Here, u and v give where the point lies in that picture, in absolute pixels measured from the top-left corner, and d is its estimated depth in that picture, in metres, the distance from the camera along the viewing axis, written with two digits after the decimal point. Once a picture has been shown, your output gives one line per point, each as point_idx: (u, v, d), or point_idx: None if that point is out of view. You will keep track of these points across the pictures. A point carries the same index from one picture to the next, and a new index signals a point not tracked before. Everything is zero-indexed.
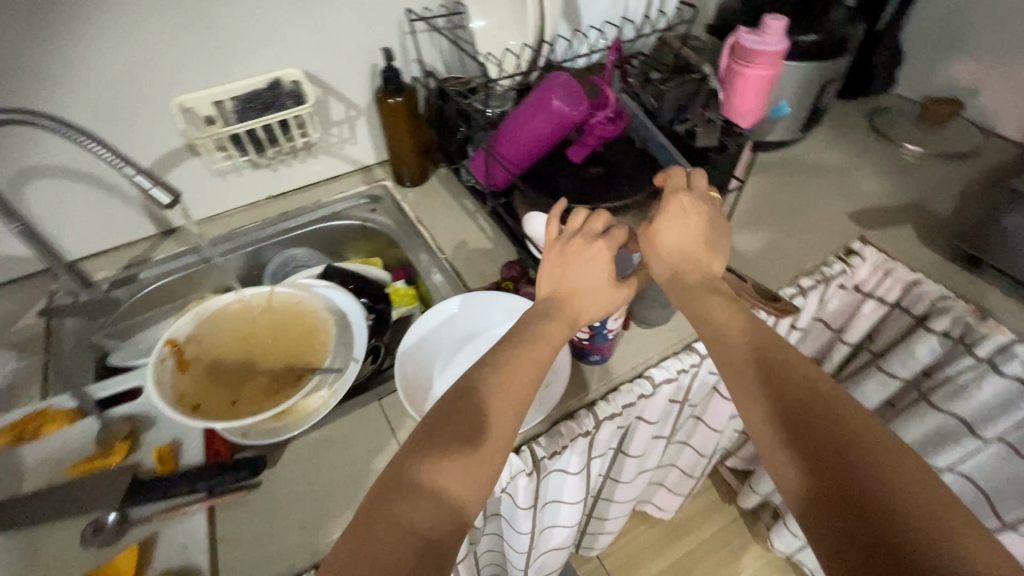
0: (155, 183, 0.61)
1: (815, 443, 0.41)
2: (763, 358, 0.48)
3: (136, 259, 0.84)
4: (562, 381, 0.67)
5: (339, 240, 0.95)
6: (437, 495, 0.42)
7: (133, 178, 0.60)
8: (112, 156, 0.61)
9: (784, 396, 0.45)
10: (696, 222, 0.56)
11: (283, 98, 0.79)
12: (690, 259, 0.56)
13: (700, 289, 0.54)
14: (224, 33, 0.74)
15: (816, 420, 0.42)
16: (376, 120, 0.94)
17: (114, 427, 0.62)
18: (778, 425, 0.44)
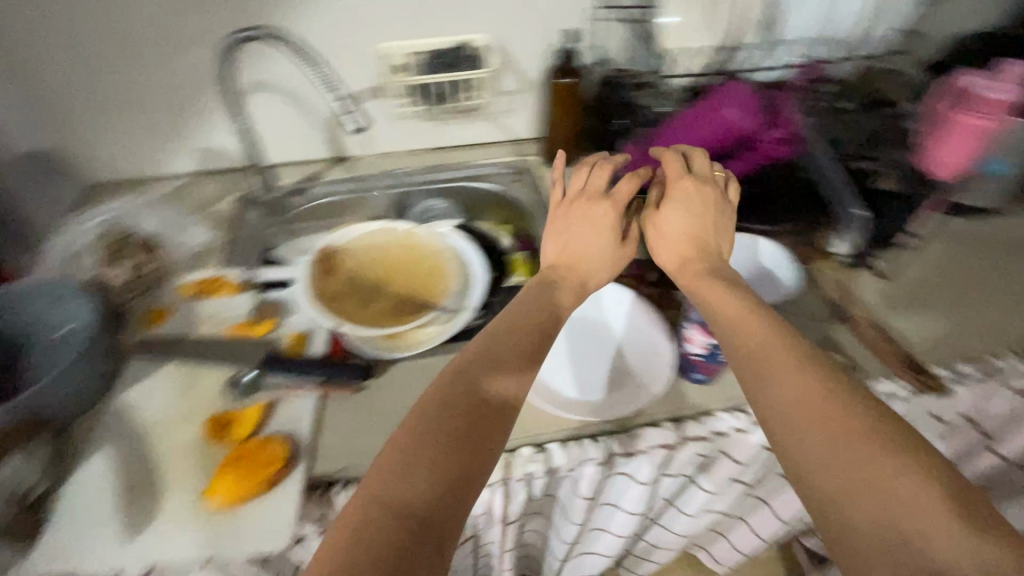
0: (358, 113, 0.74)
1: (851, 443, 0.40)
2: (774, 359, 0.46)
3: (311, 176, 0.97)
4: (657, 388, 0.66)
5: (477, 201, 1.01)
6: (466, 424, 0.43)
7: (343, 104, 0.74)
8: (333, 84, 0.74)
9: (807, 394, 0.43)
10: (694, 203, 0.62)
11: (466, 60, 0.87)
12: (686, 240, 0.61)
13: (687, 276, 0.58)
14: None
15: (843, 418, 0.41)
16: (541, 97, 0.97)
17: (266, 306, 0.73)
18: (799, 424, 0.42)
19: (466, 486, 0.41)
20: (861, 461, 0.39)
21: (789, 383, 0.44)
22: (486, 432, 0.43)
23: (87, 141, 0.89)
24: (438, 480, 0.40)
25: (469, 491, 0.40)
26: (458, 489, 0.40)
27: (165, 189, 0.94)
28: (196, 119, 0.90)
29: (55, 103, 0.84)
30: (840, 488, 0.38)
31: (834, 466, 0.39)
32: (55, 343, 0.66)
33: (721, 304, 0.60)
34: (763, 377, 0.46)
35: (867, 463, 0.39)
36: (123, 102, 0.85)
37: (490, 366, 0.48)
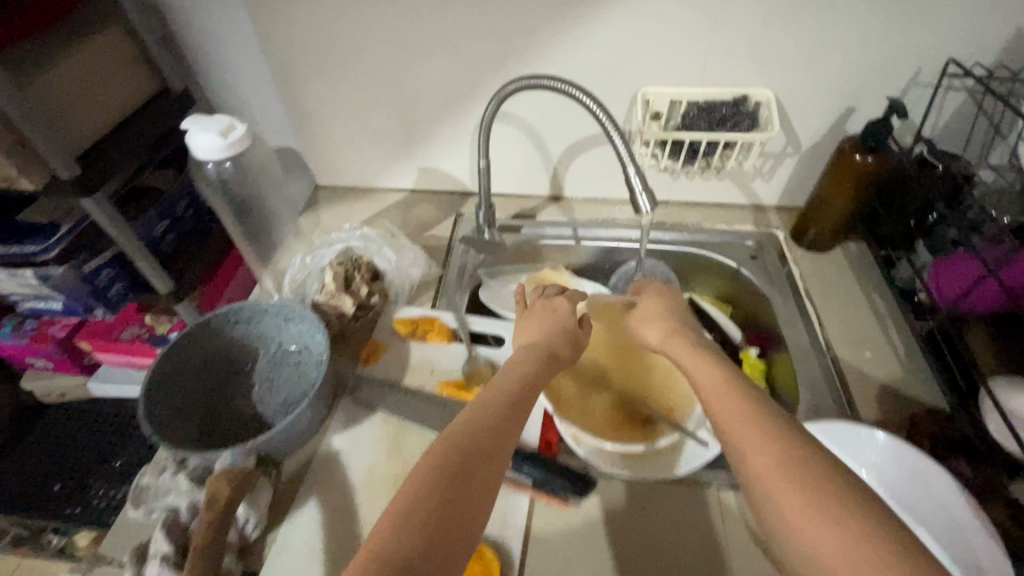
0: (646, 191, 0.59)
1: (824, 511, 0.32)
2: (727, 408, 0.41)
3: (524, 213, 0.90)
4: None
5: (700, 271, 0.86)
6: (462, 449, 0.38)
7: (630, 178, 0.59)
8: (625, 150, 0.59)
9: (776, 450, 0.36)
10: (670, 306, 0.61)
11: (746, 116, 0.72)
12: (659, 322, 0.58)
13: (680, 351, 0.52)
14: (726, 39, 0.70)
15: (809, 474, 0.34)
16: (810, 166, 0.81)
17: (479, 366, 0.68)
18: (767, 484, 0.35)
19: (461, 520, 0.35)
20: (831, 526, 0.32)
21: (758, 442, 0.37)
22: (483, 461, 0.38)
23: (330, 147, 0.91)
24: (432, 501, 0.34)
25: (470, 516, 0.35)
26: (455, 521, 0.34)
27: (385, 202, 0.94)
28: (432, 138, 0.87)
29: (315, 108, 0.86)
30: (806, 552, 0.32)
31: (809, 530, 0.32)
32: (284, 357, 0.69)
33: None
34: (733, 438, 0.39)
35: (838, 529, 0.31)
36: (373, 114, 0.85)
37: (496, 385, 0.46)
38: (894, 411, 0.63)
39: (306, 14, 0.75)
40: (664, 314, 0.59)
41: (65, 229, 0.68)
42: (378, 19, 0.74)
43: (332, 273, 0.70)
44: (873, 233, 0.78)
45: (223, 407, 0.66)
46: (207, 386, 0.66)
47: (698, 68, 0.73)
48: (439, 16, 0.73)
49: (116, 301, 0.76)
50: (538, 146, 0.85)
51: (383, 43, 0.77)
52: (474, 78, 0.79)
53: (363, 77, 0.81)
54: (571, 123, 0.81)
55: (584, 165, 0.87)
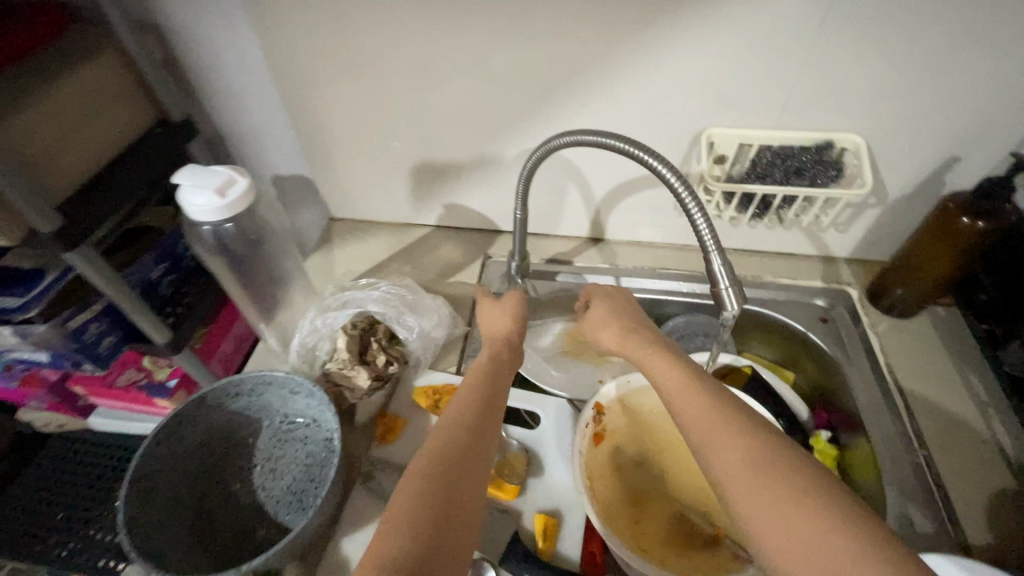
0: (735, 285, 0.48)
1: (795, 512, 0.32)
2: (692, 409, 0.40)
3: (560, 257, 0.81)
4: None
5: (756, 331, 0.76)
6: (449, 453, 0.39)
7: (713, 268, 0.47)
8: (709, 233, 0.47)
9: (742, 447, 0.36)
10: (629, 306, 0.55)
11: (830, 166, 0.62)
12: (609, 323, 0.53)
13: (637, 349, 0.48)
14: (811, 78, 0.59)
15: (780, 478, 0.34)
16: (896, 219, 0.70)
17: (511, 453, 0.60)
18: (735, 482, 0.35)
19: (454, 522, 0.36)
20: (807, 520, 0.32)
21: (726, 444, 0.36)
22: (468, 462, 0.39)
23: (347, 178, 0.83)
24: (426, 511, 0.35)
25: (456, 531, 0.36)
26: (448, 525, 0.35)
27: (406, 239, 0.86)
28: (460, 173, 0.78)
29: (332, 137, 0.78)
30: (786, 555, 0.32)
31: (782, 532, 0.32)
32: (290, 431, 0.61)
33: None
34: (701, 437, 0.38)
35: (817, 535, 0.31)
36: (396, 146, 0.77)
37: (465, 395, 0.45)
38: (1005, 533, 0.54)
39: (325, 37, 0.66)
40: (613, 309, 0.54)
41: (44, 284, 0.61)
42: (405, 45, 0.65)
43: (346, 338, 0.60)
44: (970, 302, 0.67)
45: (222, 492, 0.58)
46: (203, 467, 0.58)
47: (775, 108, 0.62)
48: (474, 43, 0.63)
49: (107, 356, 0.68)
50: (580, 186, 0.75)
51: (410, 71, 0.68)
52: (511, 112, 0.69)
53: (385, 108, 0.72)
54: (619, 163, 0.71)
55: (631, 207, 0.77)
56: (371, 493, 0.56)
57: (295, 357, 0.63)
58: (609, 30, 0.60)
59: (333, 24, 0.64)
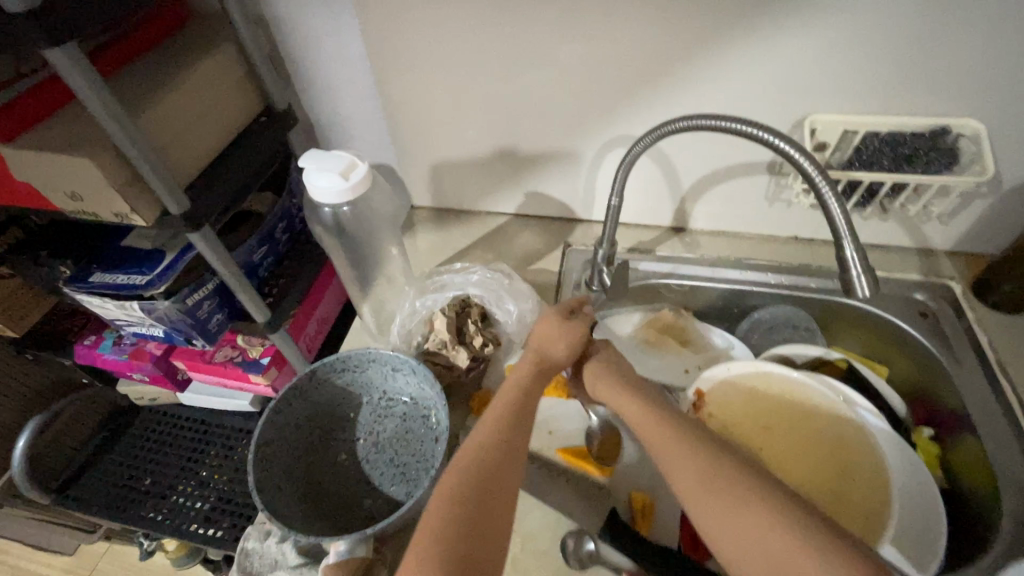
0: (868, 272, 0.48)
1: (748, 517, 0.37)
2: (661, 434, 0.44)
3: (641, 246, 0.81)
4: None
5: (848, 324, 0.75)
6: (473, 477, 0.42)
7: (845, 257, 0.49)
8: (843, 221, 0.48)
9: (703, 463, 0.40)
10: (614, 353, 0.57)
11: (945, 154, 0.59)
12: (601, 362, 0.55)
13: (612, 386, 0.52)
14: (924, 64, 0.57)
15: (733, 489, 0.38)
16: (1008, 210, 0.66)
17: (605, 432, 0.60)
18: (696, 496, 0.39)
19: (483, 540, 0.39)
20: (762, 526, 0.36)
21: (685, 460, 0.41)
22: (492, 483, 0.42)
23: (430, 167, 0.84)
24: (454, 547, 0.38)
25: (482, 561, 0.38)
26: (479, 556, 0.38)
27: (485, 227, 0.87)
28: (544, 162, 0.79)
29: (417, 128, 0.80)
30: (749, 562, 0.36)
31: (740, 535, 0.36)
32: (390, 407, 0.63)
33: None
34: (665, 456, 0.42)
35: (771, 539, 0.35)
36: (481, 136, 0.78)
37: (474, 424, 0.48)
38: None
39: (422, 29, 0.67)
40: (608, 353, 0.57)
41: (169, 264, 0.65)
42: (502, 34, 0.66)
43: (443, 319, 0.63)
44: None
45: (328, 463, 0.61)
46: (311, 440, 0.61)
47: (885, 94, 0.60)
48: (572, 32, 0.63)
49: (216, 332, 0.73)
50: (665, 175, 0.75)
51: (503, 61, 0.68)
52: (599, 101, 0.69)
53: (471, 99, 0.74)
54: (709, 152, 0.71)
55: (718, 196, 0.76)
56: None
57: (394, 335, 0.66)
58: (716, 15, 0.59)
59: (432, 15, 0.66)
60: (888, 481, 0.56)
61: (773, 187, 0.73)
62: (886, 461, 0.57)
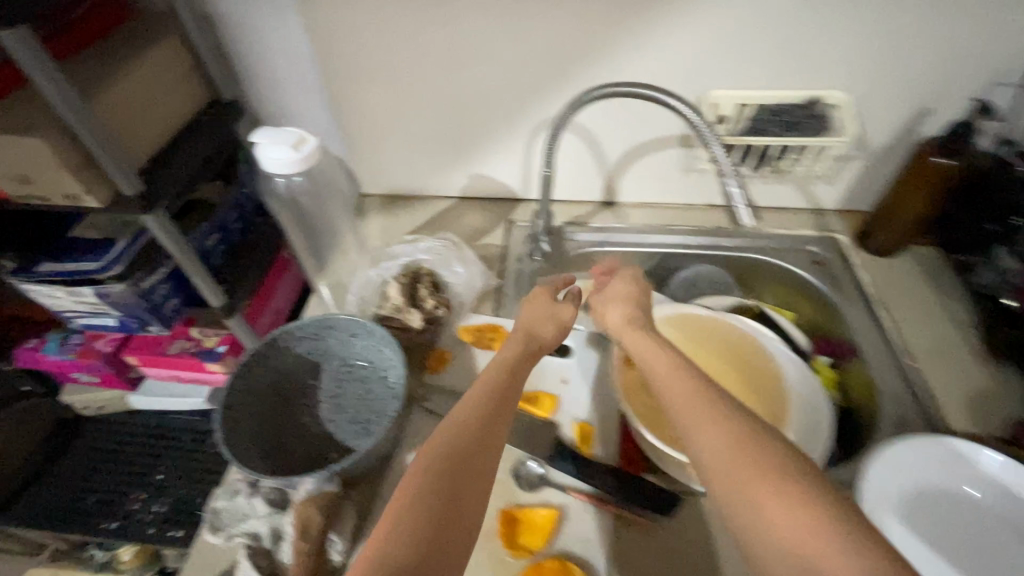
0: (747, 207, 0.69)
1: (765, 495, 0.34)
2: (683, 397, 0.41)
3: (577, 219, 0.89)
4: None
5: (757, 276, 0.85)
6: (447, 457, 0.40)
7: (731, 194, 0.69)
8: (727, 164, 0.66)
9: (723, 433, 0.38)
10: (633, 299, 0.58)
11: (817, 121, 0.70)
12: (619, 307, 0.57)
13: (638, 341, 0.51)
14: (795, 44, 0.68)
15: (746, 459, 0.35)
16: (877, 169, 0.79)
17: (549, 378, 0.67)
18: (714, 473, 0.37)
19: (455, 524, 0.37)
20: (778, 499, 0.33)
21: (706, 428, 0.38)
22: (468, 465, 0.41)
23: (376, 154, 0.89)
24: (429, 510, 0.37)
25: (459, 531, 0.37)
26: (453, 525, 0.37)
27: (432, 209, 0.93)
28: (483, 145, 0.85)
29: (361, 117, 0.84)
30: (761, 532, 0.33)
31: (753, 509, 0.34)
32: (349, 371, 0.67)
33: None
34: (686, 420, 0.40)
35: (786, 515, 0.33)
36: (423, 122, 0.83)
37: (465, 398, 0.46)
38: (987, 425, 0.61)
39: (360, 21, 0.72)
40: (626, 299, 0.58)
41: (123, 247, 0.67)
42: (435, 25, 0.71)
43: (397, 286, 0.68)
44: (945, 238, 0.75)
45: (294, 426, 0.64)
46: (274, 406, 0.64)
47: (767, 72, 0.71)
48: (501, 23, 0.70)
49: (171, 316, 0.75)
50: (592, 151, 0.83)
51: (439, 51, 0.74)
52: (530, 86, 0.77)
53: (411, 87, 0.79)
54: (629, 128, 0.79)
55: (641, 170, 0.85)
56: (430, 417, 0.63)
57: (349, 303, 0.71)
58: (623, 4, 0.67)
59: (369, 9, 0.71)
60: (790, 395, 0.65)
61: (685, 160, 0.83)
62: (790, 381, 0.66)
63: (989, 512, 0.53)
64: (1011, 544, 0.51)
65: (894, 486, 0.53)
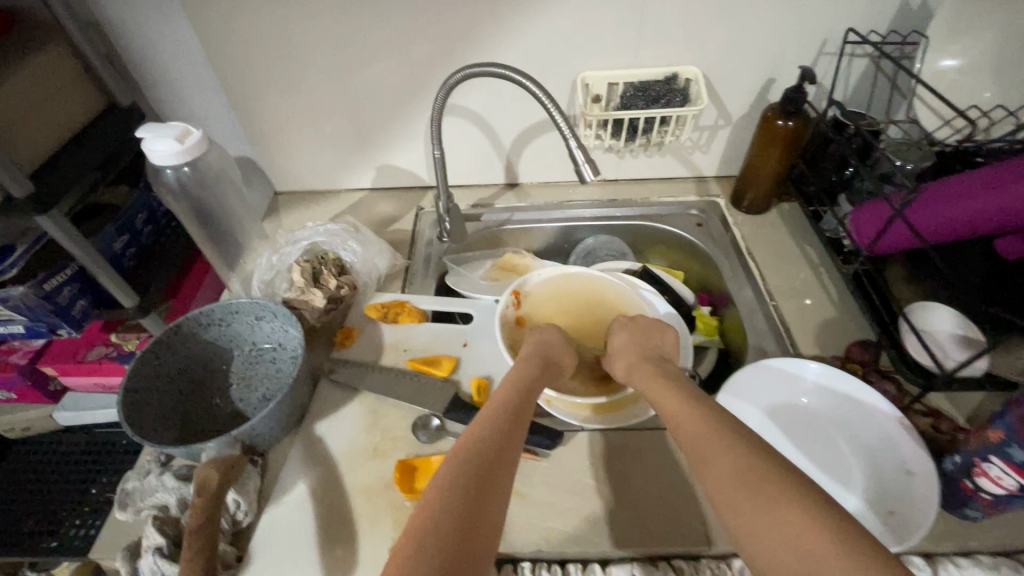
0: (588, 159, 0.62)
1: (769, 516, 0.38)
2: (700, 430, 0.46)
3: (482, 201, 0.95)
4: (907, 490, 0.54)
5: (649, 241, 0.93)
6: (471, 474, 0.43)
7: (572, 149, 0.62)
8: (566, 122, 0.63)
9: (732, 463, 0.42)
10: (646, 336, 0.66)
11: (678, 93, 0.78)
12: (635, 347, 0.65)
13: (646, 372, 0.59)
14: (650, 26, 0.76)
15: (764, 479, 0.40)
16: (741, 136, 0.88)
17: (449, 342, 0.72)
18: (728, 494, 0.41)
19: (484, 536, 0.39)
20: (791, 514, 0.37)
21: (717, 464, 0.43)
22: (492, 478, 0.43)
23: (285, 151, 0.92)
24: (455, 515, 0.39)
25: (482, 539, 0.39)
26: (476, 533, 0.39)
27: (345, 202, 0.97)
28: (387, 136, 0.90)
29: (264, 117, 0.87)
30: (772, 546, 0.37)
31: (768, 523, 0.38)
32: (259, 355, 0.71)
33: (1016, 453, 0.45)
34: (702, 459, 0.44)
35: (798, 525, 0.37)
36: (325, 116, 0.87)
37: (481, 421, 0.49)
38: (831, 348, 0.70)
39: (251, 22, 0.76)
40: (641, 340, 0.66)
41: (21, 249, 0.69)
42: (324, 23, 0.76)
43: (299, 269, 0.71)
44: (800, 191, 0.85)
45: (204, 408, 0.67)
46: (185, 391, 0.67)
47: (631, 52, 0.79)
48: (386, 17, 0.75)
49: (81, 319, 0.76)
50: (487, 136, 0.89)
51: (331, 47, 0.79)
52: (420, 78, 0.82)
53: (308, 85, 0.83)
54: (516, 112, 0.85)
55: (535, 150, 0.91)
56: (337, 387, 0.67)
57: (256, 289, 0.74)
58: None
59: (258, 9, 0.74)
60: None
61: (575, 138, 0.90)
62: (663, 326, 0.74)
63: (818, 414, 0.62)
64: (843, 449, 0.59)
65: (766, 399, 0.63)
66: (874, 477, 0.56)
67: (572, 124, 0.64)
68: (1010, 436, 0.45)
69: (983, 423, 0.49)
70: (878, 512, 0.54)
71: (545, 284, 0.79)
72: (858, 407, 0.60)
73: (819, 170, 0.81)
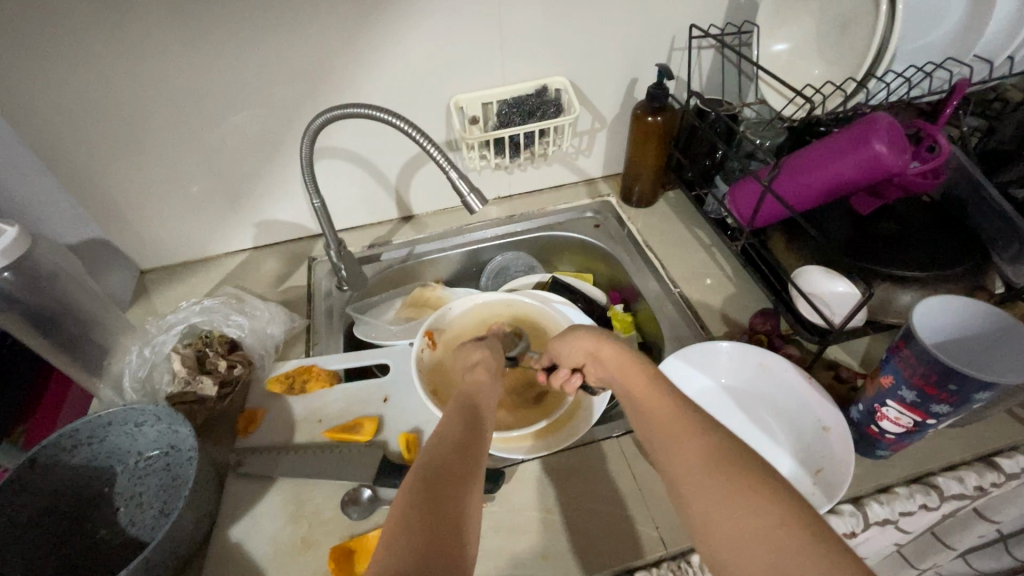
0: (473, 189, 0.60)
1: (737, 503, 0.38)
2: (662, 412, 0.46)
3: (379, 239, 0.90)
4: (826, 448, 0.57)
5: (554, 249, 0.93)
6: (432, 473, 0.42)
7: (455, 181, 0.60)
8: (442, 156, 0.61)
9: (701, 448, 0.42)
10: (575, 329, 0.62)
11: (551, 104, 0.79)
12: (576, 337, 0.61)
13: (608, 348, 0.57)
14: (510, 45, 0.76)
15: (730, 466, 0.40)
16: (617, 135, 0.91)
17: (367, 400, 0.67)
18: (687, 484, 0.41)
19: (451, 522, 0.38)
20: (751, 501, 0.37)
21: (685, 447, 0.42)
22: (458, 475, 0.42)
23: (144, 224, 0.82)
24: (422, 515, 0.38)
25: (453, 533, 0.38)
26: (448, 528, 0.38)
27: (226, 267, 0.88)
28: (258, 190, 0.83)
29: (108, 192, 0.77)
30: (729, 539, 0.37)
31: (730, 515, 0.38)
32: (148, 466, 0.61)
33: (907, 391, 0.49)
34: (665, 444, 0.44)
35: (753, 512, 0.37)
36: (183, 181, 0.79)
37: (445, 427, 0.48)
38: (737, 322, 0.74)
39: (64, 92, 0.66)
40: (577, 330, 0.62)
41: None
42: (156, 80, 0.68)
43: (178, 358, 0.63)
44: (680, 178, 0.90)
45: (89, 543, 0.57)
46: (58, 533, 0.56)
47: (498, 70, 0.78)
48: (227, 65, 0.68)
49: None
50: (369, 174, 0.85)
51: (172, 104, 0.71)
52: (283, 126, 0.77)
53: (154, 150, 0.74)
54: (395, 146, 0.82)
55: (423, 180, 0.89)
56: (248, 481, 0.60)
57: (129, 390, 0.65)
58: (344, 35, 0.69)
59: (68, 75, 0.64)
60: None
61: (460, 162, 0.88)
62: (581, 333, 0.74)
63: (740, 390, 0.65)
64: (769, 415, 0.63)
65: (695, 385, 0.65)
66: (798, 439, 0.60)
67: (449, 156, 0.62)
68: (899, 379, 0.50)
69: (874, 370, 0.54)
70: (809, 472, 0.57)
71: (457, 318, 0.76)
72: (772, 374, 0.63)
73: (692, 156, 0.86)
